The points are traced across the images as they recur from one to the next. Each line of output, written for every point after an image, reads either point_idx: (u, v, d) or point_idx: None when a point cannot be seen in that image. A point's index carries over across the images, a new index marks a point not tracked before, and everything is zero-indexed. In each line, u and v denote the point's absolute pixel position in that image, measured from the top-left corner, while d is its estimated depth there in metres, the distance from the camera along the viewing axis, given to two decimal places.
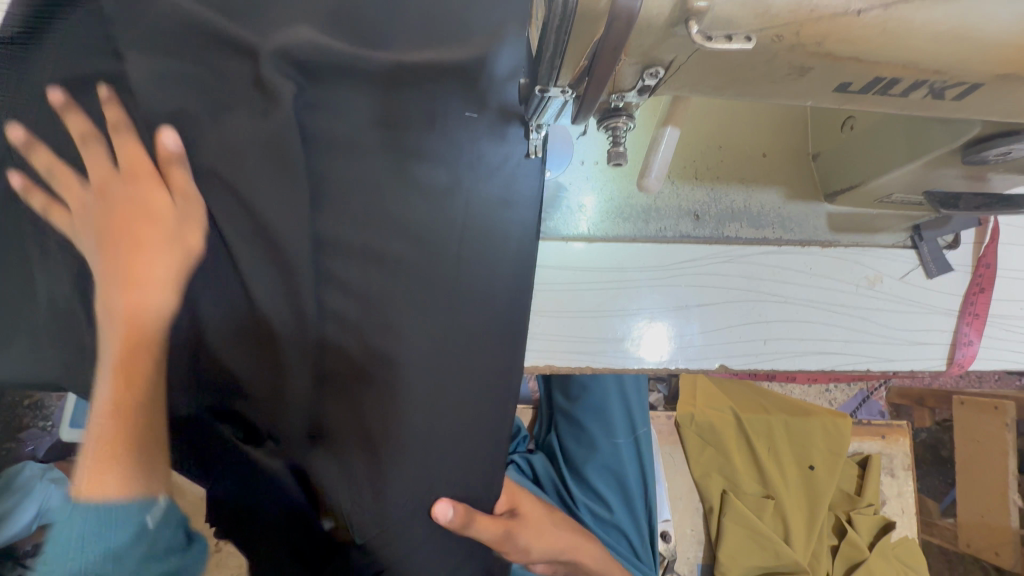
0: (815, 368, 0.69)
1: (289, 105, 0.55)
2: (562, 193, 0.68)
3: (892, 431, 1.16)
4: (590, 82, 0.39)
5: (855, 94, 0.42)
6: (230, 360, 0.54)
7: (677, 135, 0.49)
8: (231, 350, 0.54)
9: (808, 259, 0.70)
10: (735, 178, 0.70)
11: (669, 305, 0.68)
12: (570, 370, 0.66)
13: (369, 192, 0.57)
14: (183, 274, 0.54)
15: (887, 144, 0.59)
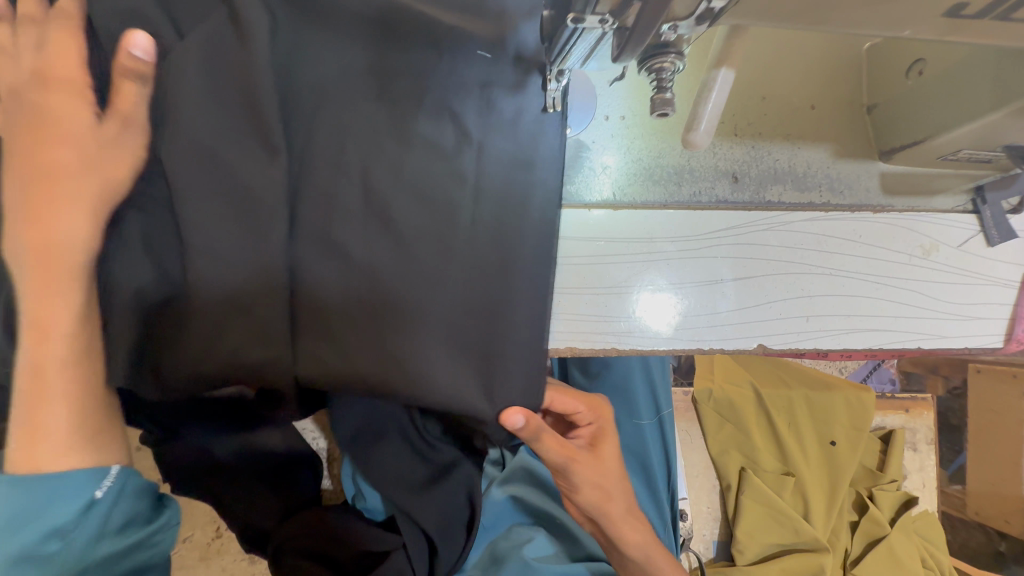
0: (861, 347, 0.62)
1: (255, 40, 0.45)
2: (584, 153, 0.60)
3: (916, 405, 1.12)
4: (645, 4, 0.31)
5: (966, 21, 0.34)
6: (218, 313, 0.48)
7: (732, 79, 0.42)
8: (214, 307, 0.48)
9: (859, 226, 0.62)
10: (779, 134, 0.62)
11: (702, 279, 0.61)
12: (593, 352, 0.60)
13: (362, 149, 0.48)
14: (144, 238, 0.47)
15: (966, 90, 0.51)
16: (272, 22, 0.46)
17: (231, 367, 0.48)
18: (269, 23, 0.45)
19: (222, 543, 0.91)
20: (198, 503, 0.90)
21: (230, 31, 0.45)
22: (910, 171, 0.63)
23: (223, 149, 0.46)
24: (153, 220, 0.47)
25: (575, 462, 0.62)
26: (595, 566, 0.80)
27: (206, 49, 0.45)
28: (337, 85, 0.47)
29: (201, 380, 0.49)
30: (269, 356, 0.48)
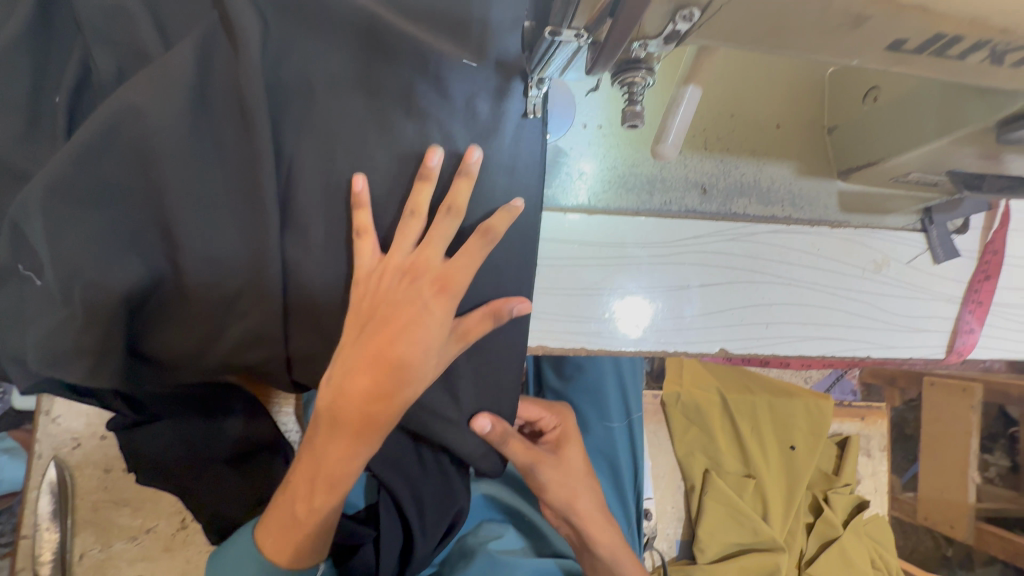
0: (815, 355, 0.66)
1: (247, 38, 0.47)
2: (562, 158, 0.62)
3: (871, 413, 1.17)
4: (616, 21, 0.33)
5: (907, 55, 0.37)
6: (195, 300, 0.49)
7: (699, 96, 0.44)
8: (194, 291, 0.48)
9: (817, 240, 0.66)
10: (747, 151, 0.65)
11: (669, 285, 0.63)
12: (564, 351, 0.62)
13: (349, 148, 0.51)
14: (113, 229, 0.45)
15: (917, 117, 0.55)
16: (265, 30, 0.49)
17: (226, 359, 0.52)
18: (258, 23, 0.47)
19: (187, 535, 0.90)
20: (163, 494, 0.89)
21: (222, 34, 0.47)
22: (867, 191, 0.67)
23: (216, 148, 0.47)
24: (120, 209, 0.46)
25: (541, 463, 0.65)
26: (560, 564, 0.81)
27: (199, 45, 0.46)
28: (325, 88, 0.51)
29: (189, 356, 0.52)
30: (265, 353, 0.53)
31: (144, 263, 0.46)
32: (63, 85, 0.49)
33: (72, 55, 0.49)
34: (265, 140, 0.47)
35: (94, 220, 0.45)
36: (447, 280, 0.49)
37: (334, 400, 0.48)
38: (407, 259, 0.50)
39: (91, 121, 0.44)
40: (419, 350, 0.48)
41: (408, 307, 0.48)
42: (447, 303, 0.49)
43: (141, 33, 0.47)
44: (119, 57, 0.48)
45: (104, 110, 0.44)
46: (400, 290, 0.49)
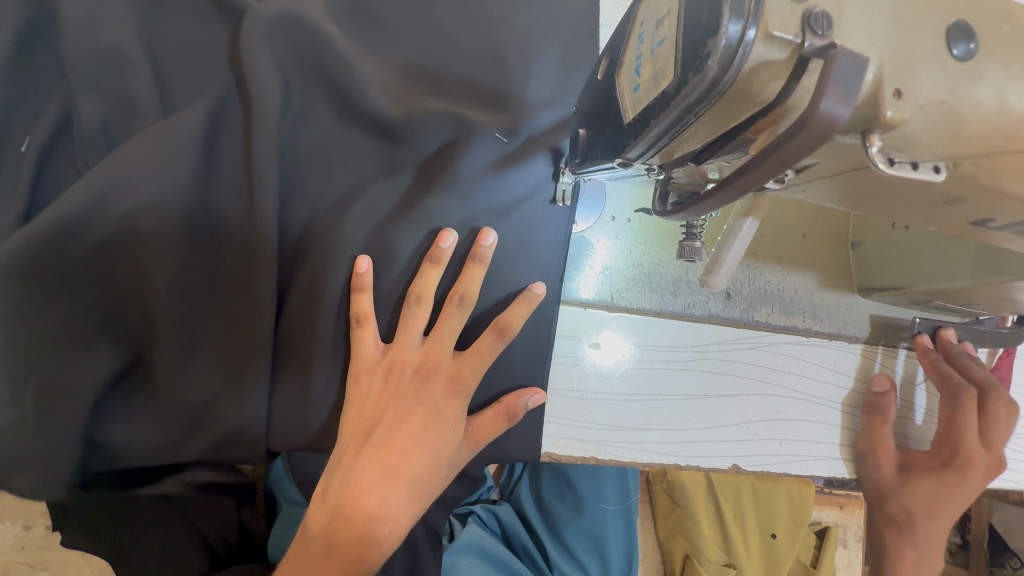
0: (825, 476, 0.63)
1: (275, 110, 0.46)
2: (586, 249, 0.58)
3: (849, 502, 1.14)
4: (719, 189, 0.26)
5: (989, 228, 0.34)
6: (167, 377, 0.46)
7: (756, 229, 0.41)
8: (166, 367, 0.45)
9: (835, 356, 0.64)
10: (773, 258, 0.63)
11: (686, 392, 0.60)
12: (572, 459, 0.57)
13: (362, 228, 0.49)
14: (90, 303, 0.44)
15: (949, 253, 0.53)
16: (287, 96, 0.48)
17: (195, 449, 0.48)
18: (281, 93, 0.47)
19: None
20: (92, 557, 0.78)
21: (236, 98, 0.47)
22: (884, 308, 0.66)
23: (202, 234, 0.45)
24: (98, 284, 0.43)
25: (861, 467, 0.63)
26: None
27: (212, 108, 0.46)
28: (339, 155, 0.50)
29: (149, 442, 0.47)
30: (241, 452, 0.48)
31: (111, 349, 0.45)
32: (36, 133, 0.45)
33: (50, 98, 0.45)
34: (262, 222, 0.46)
35: (58, 307, 0.43)
36: (457, 379, 0.48)
37: (335, 519, 0.44)
38: (417, 355, 0.49)
39: (58, 206, 0.41)
40: (432, 460, 0.46)
41: (421, 412, 0.47)
42: (458, 405, 0.48)
43: (137, 88, 0.45)
44: (104, 105, 0.45)
45: (74, 193, 0.42)
46: (410, 394, 0.48)
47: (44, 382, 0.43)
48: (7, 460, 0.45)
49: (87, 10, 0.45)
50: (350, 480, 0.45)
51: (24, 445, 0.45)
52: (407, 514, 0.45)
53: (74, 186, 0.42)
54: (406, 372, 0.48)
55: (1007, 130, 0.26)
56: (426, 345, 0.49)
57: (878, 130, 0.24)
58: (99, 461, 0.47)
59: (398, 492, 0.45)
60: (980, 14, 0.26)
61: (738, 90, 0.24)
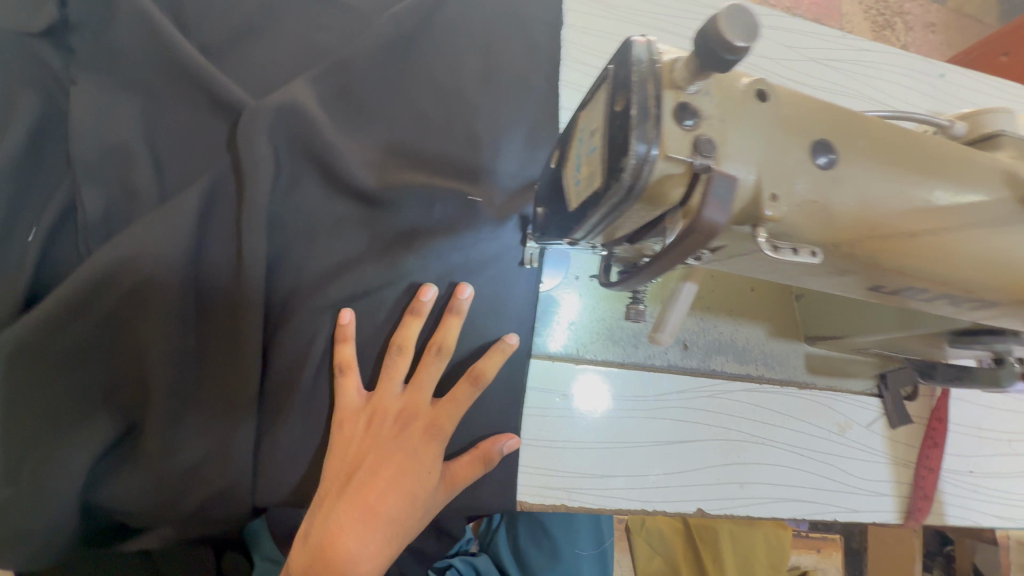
0: (786, 516, 0.66)
1: (266, 189, 0.52)
2: (553, 307, 0.63)
3: (826, 545, 1.18)
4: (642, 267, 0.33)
5: (883, 293, 0.40)
6: (157, 436, 0.48)
7: (694, 292, 0.46)
8: (156, 426, 0.48)
9: (788, 400, 0.69)
10: (724, 311, 0.69)
11: (651, 439, 0.63)
12: (543, 508, 0.59)
13: (344, 292, 0.54)
14: (90, 369, 0.47)
15: (876, 307, 0.60)
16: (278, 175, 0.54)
17: (177, 508, 0.49)
18: (273, 174, 0.53)
19: None
20: None
21: (232, 180, 0.53)
22: (830, 355, 0.72)
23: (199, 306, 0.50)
24: (101, 350, 0.47)
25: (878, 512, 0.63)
26: None
27: (209, 191, 0.51)
28: (327, 228, 0.55)
29: (133, 502, 0.49)
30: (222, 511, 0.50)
31: (105, 411, 0.48)
32: (39, 222, 0.49)
33: (57, 188, 0.50)
34: (253, 292, 0.50)
35: (64, 380, 0.47)
36: (434, 425, 0.52)
37: (313, 563, 0.45)
38: (397, 403, 0.52)
39: (74, 282, 0.47)
40: (408, 503, 0.49)
41: (400, 454, 0.50)
42: (435, 449, 0.51)
43: (141, 176, 0.51)
44: (109, 194, 0.50)
45: (87, 270, 0.47)
46: (389, 436, 0.51)
47: (46, 449, 0.46)
48: None
49: (100, 111, 0.51)
50: (329, 521, 0.46)
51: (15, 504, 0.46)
52: (384, 556, 0.47)
53: (83, 265, 0.47)
54: (386, 415, 0.52)
55: (870, 219, 0.33)
56: (406, 392, 0.53)
57: (761, 225, 0.30)
58: (90, 523, 0.49)
59: (376, 533, 0.47)
60: (838, 130, 0.33)
61: (651, 194, 0.29)
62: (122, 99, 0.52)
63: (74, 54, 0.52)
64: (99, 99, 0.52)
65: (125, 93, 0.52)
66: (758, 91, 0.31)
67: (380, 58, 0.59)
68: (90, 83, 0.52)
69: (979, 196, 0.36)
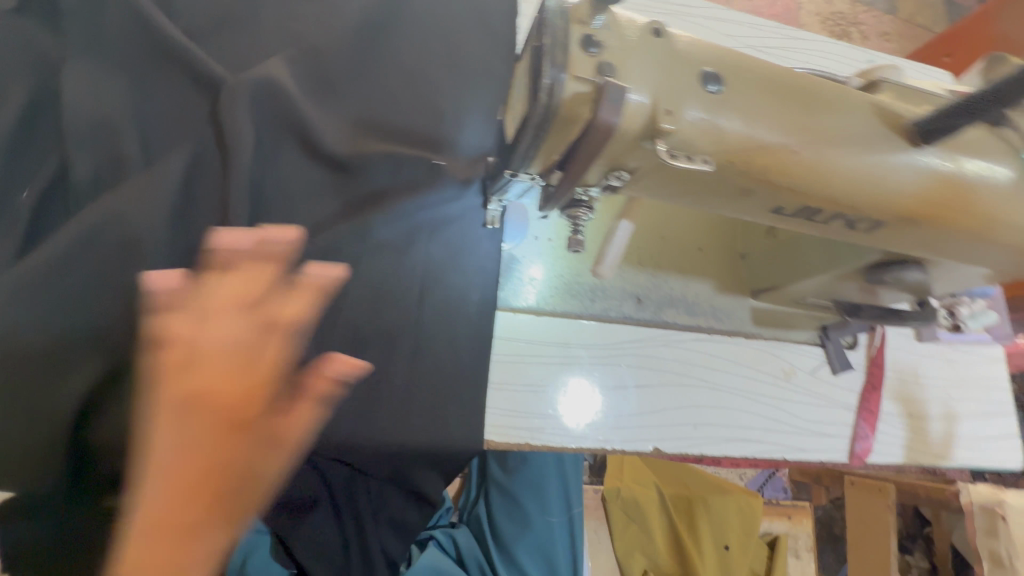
0: (737, 455, 0.72)
1: (246, 153, 0.58)
2: (515, 264, 0.68)
3: (796, 512, 1.22)
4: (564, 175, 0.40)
5: (786, 217, 0.47)
6: (146, 376, 0.52)
7: (630, 229, 0.52)
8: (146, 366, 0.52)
9: (736, 350, 0.75)
10: (675, 269, 0.75)
11: (610, 384, 0.68)
12: (508, 446, 0.64)
13: (320, 245, 0.59)
14: (80, 313, 0.51)
15: (804, 253, 0.66)
16: (257, 142, 0.59)
17: None
18: (252, 140, 0.59)
19: None
20: None
21: (214, 146, 0.58)
22: (776, 309, 0.78)
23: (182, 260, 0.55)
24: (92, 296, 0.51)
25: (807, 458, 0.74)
26: None
27: (193, 155, 0.57)
28: (303, 191, 0.61)
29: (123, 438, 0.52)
30: None
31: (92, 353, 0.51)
32: (33, 183, 0.53)
33: (47, 155, 0.54)
34: (238, 246, 0.56)
35: (49, 326, 0.50)
36: (278, 388, 0.32)
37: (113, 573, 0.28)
38: (203, 363, 0.30)
39: (71, 233, 0.51)
40: (208, 567, 0.29)
41: (227, 441, 0.30)
42: (283, 415, 0.32)
43: (128, 144, 0.56)
44: (99, 158, 0.55)
45: (83, 222, 0.52)
46: (192, 440, 0.29)
47: (32, 394, 0.50)
48: None
49: (90, 87, 0.56)
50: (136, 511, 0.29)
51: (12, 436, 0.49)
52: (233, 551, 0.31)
53: (68, 224, 0.52)
54: (197, 401, 0.30)
55: (757, 138, 0.39)
56: (228, 329, 0.32)
57: (660, 136, 0.37)
58: (82, 460, 0.53)
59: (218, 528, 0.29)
60: (727, 67, 0.39)
61: (565, 116, 0.36)
62: (112, 75, 0.57)
63: (67, 36, 0.57)
64: (92, 75, 0.57)
65: (115, 71, 0.58)
66: (654, 32, 0.38)
67: (353, 42, 0.66)
68: (83, 61, 0.57)
69: (856, 124, 0.43)
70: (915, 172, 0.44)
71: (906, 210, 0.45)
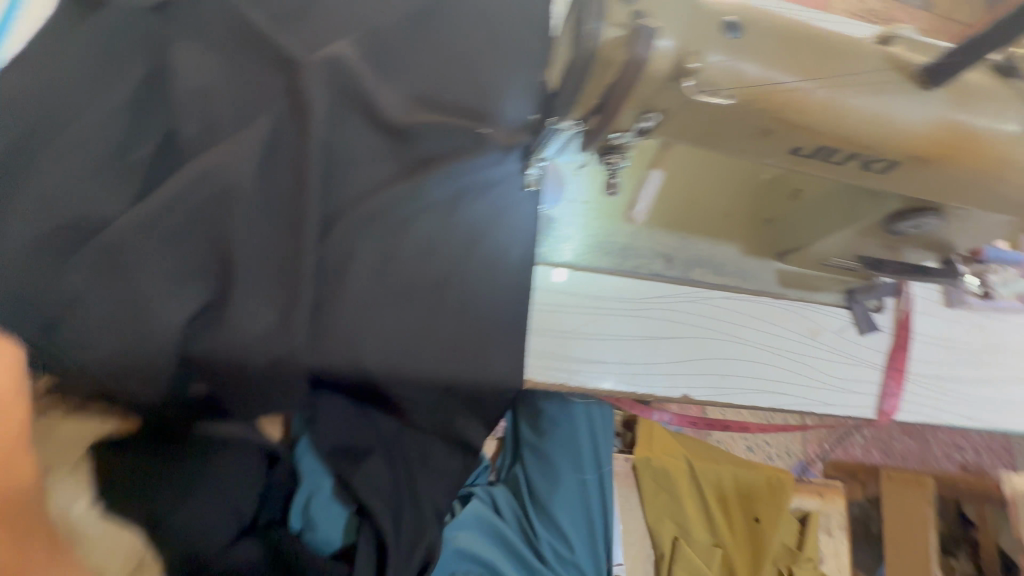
0: (763, 405, 0.76)
1: (319, 119, 0.66)
2: (553, 225, 0.75)
3: (828, 490, 1.23)
4: (601, 117, 0.47)
5: (804, 158, 0.52)
6: (239, 306, 0.61)
7: None
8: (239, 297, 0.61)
9: (763, 308, 0.79)
10: (701, 232, 0.79)
11: (641, 334, 0.74)
12: (547, 386, 0.70)
13: (380, 200, 0.67)
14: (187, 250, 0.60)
15: (829, 210, 0.69)
16: (328, 110, 0.68)
17: (252, 365, 0.62)
18: (324, 108, 0.67)
19: None
20: None
21: (292, 113, 0.66)
22: (803, 272, 0.80)
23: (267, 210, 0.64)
24: (197, 236, 0.61)
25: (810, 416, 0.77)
26: None
27: (276, 120, 0.66)
28: (367, 154, 0.69)
29: (218, 360, 0.61)
30: (291, 368, 0.62)
31: (198, 285, 0.60)
32: (149, 143, 0.63)
33: (157, 121, 0.64)
34: (313, 199, 0.64)
35: (160, 260, 0.59)
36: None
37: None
38: None
39: (180, 183, 0.61)
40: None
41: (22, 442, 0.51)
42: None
43: (222, 112, 0.65)
44: (201, 123, 0.65)
45: (189, 174, 0.61)
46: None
47: (140, 318, 0.58)
48: (108, 374, 0.58)
49: (193, 64, 0.66)
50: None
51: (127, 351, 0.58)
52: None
53: (175, 177, 0.61)
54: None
55: (775, 78, 0.45)
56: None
57: (688, 75, 0.43)
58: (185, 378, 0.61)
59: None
60: (747, 18, 0.45)
61: (603, 60, 0.43)
62: (209, 54, 0.67)
63: (173, 23, 0.68)
64: (194, 54, 0.67)
65: (212, 50, 0.67)
66: None
67: (408, 26, 0.74)
68: (187, 43, 0.67)
69: (871, 67, 0.47)
70: (928, 111, 0.48)
71: (919, 148, 0.49)
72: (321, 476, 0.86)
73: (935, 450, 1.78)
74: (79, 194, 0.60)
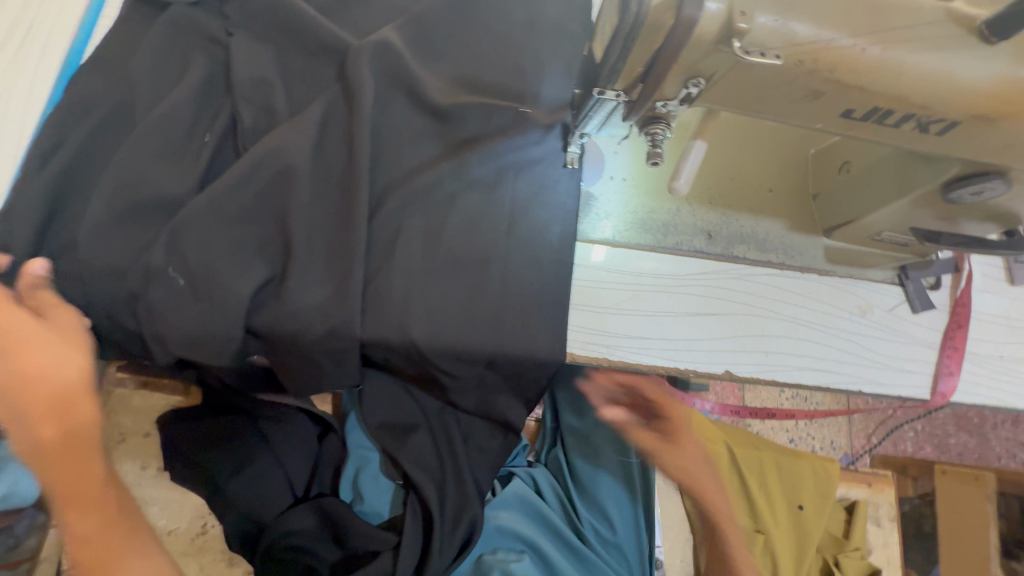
0: (810, 383, 0.74)
1: (365, 102, 0.69)
2: (592, 202, 0.76)
3: (877, 480, 1.19)
4: (645, 85, 0.48)
5: (856, 121, 0.51)
6: (297, 280, 0.65)
7: (704, 148, 0.58)
8: (297, 272, 0.65)
9: (809, 285, 0.77)
10: (744, 208, 0.78)
11: (682, 310, 0.73)
12: (587, 360, 0.70)
13: (424, 179, 0.69)
14: (250, 230, 0.65)
15: (879, 181, 0.68)
16: (375, 93, 0.70)
17: (307, 337, 0.65)
18: (371, 91, 0.70)
19: (205, 541, 0.93)
20: (189, 496, 0.94)
21: (341, 98, 0.70)
22: (849, 248, 0.79)
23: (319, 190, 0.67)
24: (259, 216, 0.65)
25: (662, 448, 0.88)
26: None
27: (326, 105, 0.69)
28: (411, 136, 0.71)
29: (278, 332, 0.65)
30: (341, 341, 0.65)
31: (259, 260, 0.64)
32: (213, 130, 0.68)
33: (222, 110, 0.69)
34: (362, 177, 0.67)
35: (224, 238, 0.64)
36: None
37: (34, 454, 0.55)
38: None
39: (241, 167, 0.65)
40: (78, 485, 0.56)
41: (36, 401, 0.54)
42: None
43: (277, 98, 0.69)
44: (258, 110, 0.69)
45: (249, 159, 0.65)
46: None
47: (211, 292, 0.62)
48: (183, 341, 0.63)
49: (250, 54, 0.70)
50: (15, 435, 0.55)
51: (201, 319, 0.62)
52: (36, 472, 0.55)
53: (237, 161, 0.66)
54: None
55: (827, 36, 0.44)
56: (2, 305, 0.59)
57: (736, 36, 0.43)
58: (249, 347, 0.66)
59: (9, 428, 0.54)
60: None
61: (651, 25, 0.43)
62: (264, 46, 0.71)
63: (232, 16, 0.72)
64: (251, 46, 0.71)
65: (267, 43, 0.72)
66: None
67: (449, 9, 0.76)
68: (244, 35, 0.71)
69: (931, 21, 0.45)
70: (992, 66, 0.46)
71: (983, 105, 0.47)
72: (368, 451, 0.90)
73: (995, 447, 1.68)
74: (153, 177, 0.65)
